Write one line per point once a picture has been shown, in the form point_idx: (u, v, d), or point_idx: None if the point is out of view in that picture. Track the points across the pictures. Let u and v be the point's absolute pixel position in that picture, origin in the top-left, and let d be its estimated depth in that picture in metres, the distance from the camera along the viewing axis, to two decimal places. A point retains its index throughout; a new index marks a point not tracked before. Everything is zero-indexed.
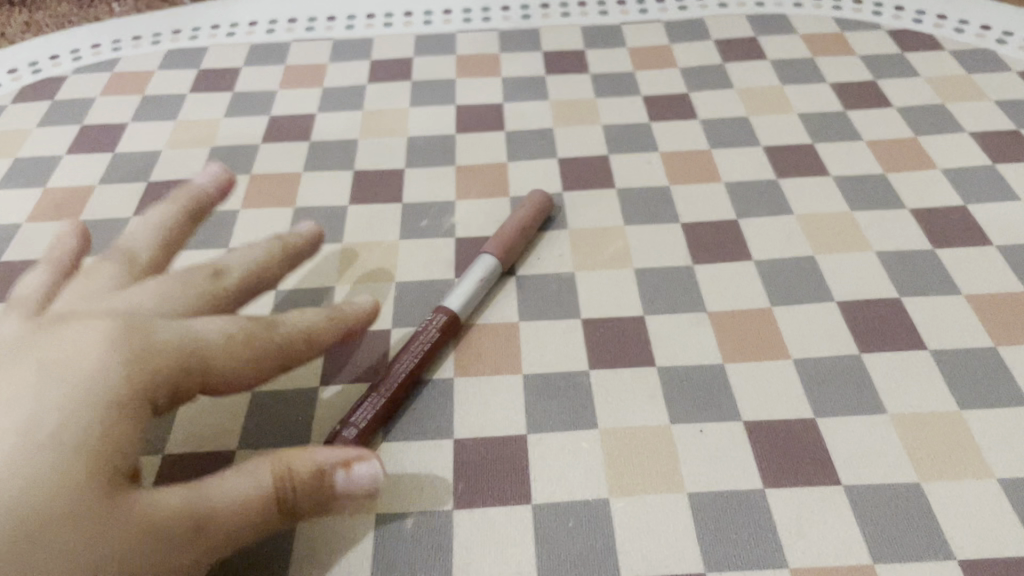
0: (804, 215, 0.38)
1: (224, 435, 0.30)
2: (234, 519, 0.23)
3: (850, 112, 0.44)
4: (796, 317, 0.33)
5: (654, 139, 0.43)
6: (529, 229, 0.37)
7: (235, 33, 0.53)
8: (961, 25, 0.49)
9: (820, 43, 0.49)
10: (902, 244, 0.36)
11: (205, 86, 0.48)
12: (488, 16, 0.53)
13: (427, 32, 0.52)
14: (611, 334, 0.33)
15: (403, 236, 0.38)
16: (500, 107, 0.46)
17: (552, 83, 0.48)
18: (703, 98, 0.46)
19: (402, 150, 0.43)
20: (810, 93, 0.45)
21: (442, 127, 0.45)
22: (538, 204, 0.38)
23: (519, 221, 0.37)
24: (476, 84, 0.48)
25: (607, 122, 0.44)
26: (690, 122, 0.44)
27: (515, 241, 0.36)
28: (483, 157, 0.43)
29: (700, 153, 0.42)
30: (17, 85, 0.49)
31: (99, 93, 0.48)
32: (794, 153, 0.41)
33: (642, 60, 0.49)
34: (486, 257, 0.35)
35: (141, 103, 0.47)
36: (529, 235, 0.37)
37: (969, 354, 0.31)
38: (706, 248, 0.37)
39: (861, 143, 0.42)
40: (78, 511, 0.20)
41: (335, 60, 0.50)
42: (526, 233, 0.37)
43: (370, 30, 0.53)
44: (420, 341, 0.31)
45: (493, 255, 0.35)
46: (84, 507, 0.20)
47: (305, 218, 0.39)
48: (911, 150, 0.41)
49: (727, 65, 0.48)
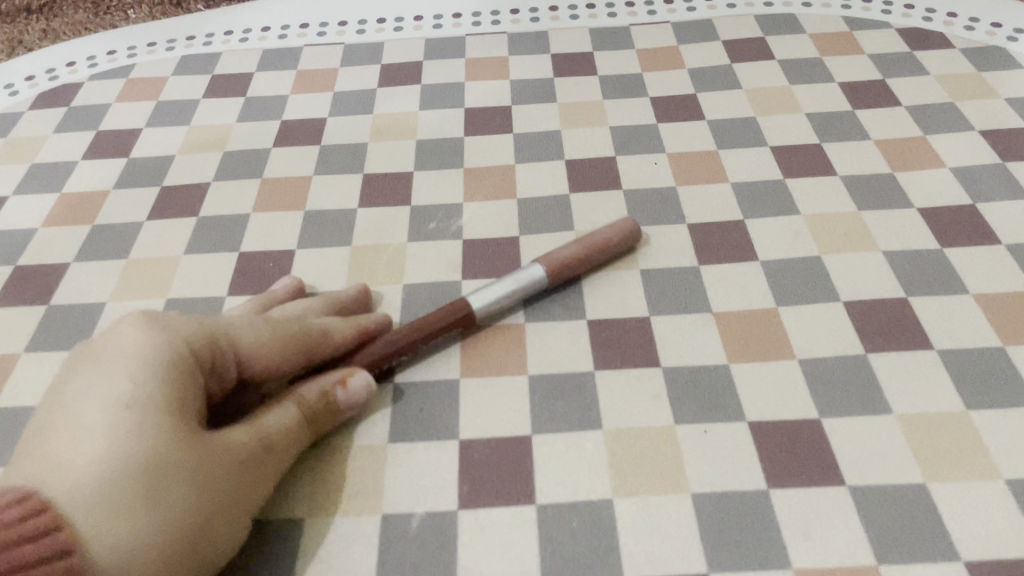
0: (810, 215, 0.38)
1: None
2: (286, 438, 0.28)
3: (859, 111, 0.44)
4: (802, 317, 0.33)
5: (662, 140, 0.43)
6: (598, 258, 0.35)
7: (248, 39, 0.53)
8: (972, 23, 0.49)
9: (829, 42, 0.49)
10: (909, 243, 0.36)
11: (218, 92, 0.49)
12: (497, 19, 0.54)
13: (437, 36, 0.53)
14: (617, 335, 0.33)
15: (411, 239, 0.38)
16: (508, 110, 0.46)
17: (561, 86, 0.48)
18: (711, 98, 0.46)
19: (412, 153, 0.44)
20: (819, 92, 0.45)
21: (451, 130, 0.45)
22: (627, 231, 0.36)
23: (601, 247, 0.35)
24: (485, 87, 0.48)
25: (615, 124, 0.45)
26: (698, 123, 0.44)
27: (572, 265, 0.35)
28: (492, 159, 0.43)
29: (707, 154, 0.42)
30: (34, 93, 0.50)
31: (114, 100, 0.48)
32: (801, 153, 0.41)
33: (651, 62, 0.49)
34: (536, 268, 0.35)
35: (155, 108, 0.48)
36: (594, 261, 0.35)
37: (976, 354, 0.31)
38: (712, 249, 0.37)
39: (870, 143, 0.41)
40: (185, 449, 0.24)
41: (346, 65, 0.51)
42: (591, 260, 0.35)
43: (380, 34, 0.53)
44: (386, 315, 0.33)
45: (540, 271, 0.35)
46: (186, 445, 0.24)
47: (315, 222, 0.40)
48: (920, 149, 0.41)
49: (736, 65, 0.48)
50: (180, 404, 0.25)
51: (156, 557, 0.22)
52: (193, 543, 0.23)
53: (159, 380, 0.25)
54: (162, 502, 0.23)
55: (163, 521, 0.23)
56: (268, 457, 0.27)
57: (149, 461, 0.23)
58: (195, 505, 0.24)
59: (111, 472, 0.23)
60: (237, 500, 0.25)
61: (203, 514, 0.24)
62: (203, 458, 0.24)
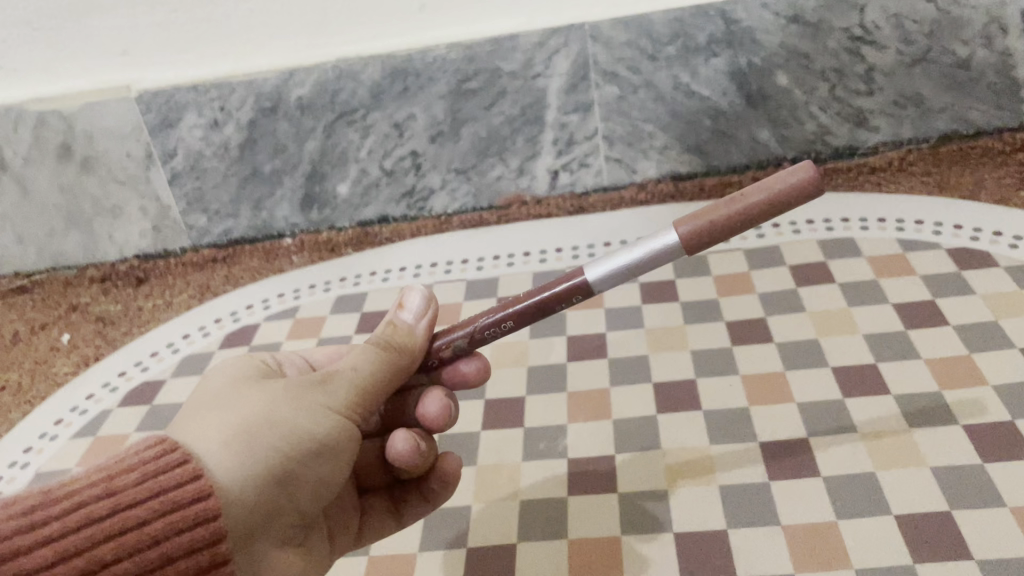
0: (865, 431, 0.44)
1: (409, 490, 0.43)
2: (369, 371, 0.38)
3: (910, 331, 0.50)
4: (858, 529, 0.39)
5: (736, 363, 0.50)
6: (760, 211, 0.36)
7: (389, 278, 0.65)
8: (1015, 241, 0.55)
9: (884, 263, 0.56)
10: (954, 459, 0.41)
11: (366, 327, 0.60)
12: (593, 252, 0.64)
13: (542, 269, 0.63)
14: (698, 546, 0.40)
15: (525, 458, 0.47)
16: (603, 336, 0.55)
17: (648, 312, 0.56)
18: (779, 321, 0.53)
19: (524, 379, 0.53)
20: (874, 314, 0.52)
21: (556, 356, 0.54)
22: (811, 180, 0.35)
23: (767, 195, 0.35)
24: (584, 316, 0.57)
25: (695, 347, 0.52)
26: (767, 345, 0.51)
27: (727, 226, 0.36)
28: (590, 383, 0.51)
29: (775, 374, 0.49)
30: (221, 333, 0.62)
31: (284, 337, 0.60)
32: (858, 373, 0.48)
33: (725, 288, 0.57)
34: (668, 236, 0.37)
35: (317, 345, 0.59)
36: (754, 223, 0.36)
37: (1014, 565, 0.36)
38: (780, 466, 0.43)
39: (919, 361, 0.48)
40: (252, 399, 0.36)
41: (469, 299, 0.61)
42: (763, 210, 0.36)
43: (496, 270, 0.64)
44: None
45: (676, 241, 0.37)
46: (250, 395, 0.37)
47: (444, 447, 0.49)
48: (964, 367, 0.47)
49: (800, 289, 0.55)
50: (252, 381, 0.39)
51: (233, 445, 0.34)
52: (261, 433, 0.35)
53: (244, 379, 0.39)
54: (241, 414, 0.35)
55: (224, 426, 0.35)
56: (351, 375, 0.38)
57: (223, 404, 0.37)
58: (254, 410, 0.36)
59: (198, 415, 0.36)
60: (302, 404, 0.36)
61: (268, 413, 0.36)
62: (256, 395, 0.37)
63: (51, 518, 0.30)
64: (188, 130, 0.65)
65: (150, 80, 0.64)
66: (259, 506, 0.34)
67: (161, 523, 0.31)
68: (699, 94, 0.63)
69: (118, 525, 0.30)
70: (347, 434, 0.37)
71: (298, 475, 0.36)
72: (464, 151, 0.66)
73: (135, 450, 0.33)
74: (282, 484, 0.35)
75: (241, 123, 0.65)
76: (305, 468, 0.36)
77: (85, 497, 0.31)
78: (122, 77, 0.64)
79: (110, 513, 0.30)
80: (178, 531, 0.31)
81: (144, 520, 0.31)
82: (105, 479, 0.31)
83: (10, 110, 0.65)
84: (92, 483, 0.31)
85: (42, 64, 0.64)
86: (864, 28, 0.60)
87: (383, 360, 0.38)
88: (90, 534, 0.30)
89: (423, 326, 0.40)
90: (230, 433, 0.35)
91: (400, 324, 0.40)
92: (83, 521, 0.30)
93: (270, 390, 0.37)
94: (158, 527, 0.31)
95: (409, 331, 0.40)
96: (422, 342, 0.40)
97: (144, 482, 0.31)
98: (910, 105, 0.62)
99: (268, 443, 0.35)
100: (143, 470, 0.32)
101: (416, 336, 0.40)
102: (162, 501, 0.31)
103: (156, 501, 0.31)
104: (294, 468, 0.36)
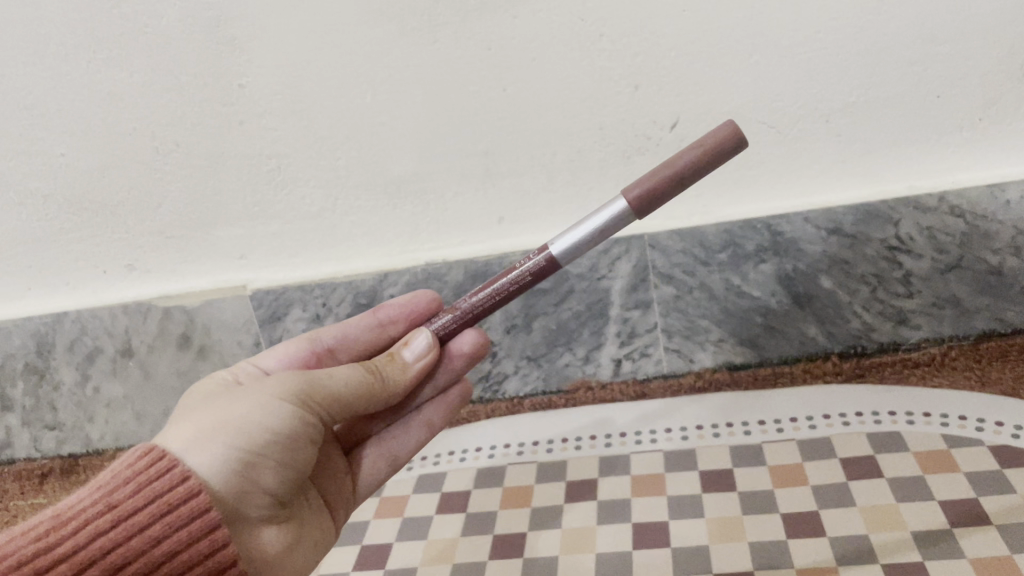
0: None
1: (409, 437, 0.60)
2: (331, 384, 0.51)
3: (956, 528, 0.54)
4: None
5: (792, 556, 0.54)
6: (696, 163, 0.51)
7: (465, 457, 0.72)
8: None
9: (929, 459, 0.60)
10: None
11: (445, 508, 0.66)
12: (655, 437, 0.69)
13: (608, 452, 0.69)
14: None
15: None
16: (666, 523, 0.60)
17: (707, 499, 0.61)
18: (830, 514, 0.57)
19: (593, 564, 0.57)
20: (921, 510, 0.56)
21: (623, 542, 0.59)
22: (733, 133, 0.51)
23: (697, 154, 0.51)
24: (647, 501, 0.62)
25: (753, 537, 0.57)
26: (820, 538, 0.55)
27: (660, 184, 0.51)
28: (654, 570, 0.56)
29: (829, 568, 0.53)
30: None
31: (374, 517, 0.67)
32: (908, 570, 0.51)
33: (781, 479, 0.62)
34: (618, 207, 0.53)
35: (403, 525, 0.66)
36: (683, 185, 0.52)
37: None
38: None
39: (966, 560, 0.51)
40: (224, 408, 0.49)
41: (541, 481, 0.67)
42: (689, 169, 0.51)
43: (564, 453, 0.70)
44: (392, 310, 0.63)
45: (624, 202, 0.52)
46: (223, 404, 0.49)
47: None
48: (1009, 568, 0.50)
49: (851, 483, 0.60)
50: (225, 395, 0.51)
51: (205, 446, 0.47)
52: (226, 435, 0.47)
53: (220, 396, 0.52)
54: (214, 421, 0.48)
55: (199, 432, 0.47)
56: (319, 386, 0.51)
57: (199, 413, 0.49)
58: (231, 415, 0.48)
59: (179, 425, 0.49)
60: (264, 407, 0.49)
61: (243, 416, 0.48)
62: (227, 404, 0.49)
63: (65, 538, 0.42)
64: (293, 322, 0.76)
65: (263, 280, 0.75)
66: (232, 491, 0.47)
67: (160, 525, 0.43)
68: (750, 294, 0.70)
69: (126, 532, 0.43)
70: (302, 426, 0.50)
71: (268, 465, 0.49)
72: (534, 341, 0.74)
73: (131, 466, 0.45)
74: (250, 472, 0.48)
75: (340, 317, 0.76)
76: (269, 459, 0.49)
77: (89, 517, 0.43)
78: (237, 276, 0.76)
79: (114, 525, 0.43)
80: (177, 527, 0.44)
81: (146, 525, 0.43)
82: (106, 498, 0.44)
83: (143, 305, 0.76)
84: (94, 504, 0.44)
85: (171, 267, 0.76)
86: (900, 239, 0.66)
87: (357, 379, 0.53)
88: (101, 545, 0.42)
89: (416, 366, 0.56)
90: (206, 431, 0.47)
91: (399, 360, 0.56)
92: (94, 536, 0.42)
93: (238, 399, 0.49)
94: (157, 528, 0.43)
95: (405, 367, 0.56)
96: (413, 377, 0.56)
97: (140, 493, 0.44)
98: (948, 306, 0.67)
99: (228, 441, 0.47)
100: (136, 485, 0.44)
101: (410, 373, 0.56)
102: (158, 507, 0.44)
103: (150, 508, 0.44)
104: (258, 457, 0.48)
